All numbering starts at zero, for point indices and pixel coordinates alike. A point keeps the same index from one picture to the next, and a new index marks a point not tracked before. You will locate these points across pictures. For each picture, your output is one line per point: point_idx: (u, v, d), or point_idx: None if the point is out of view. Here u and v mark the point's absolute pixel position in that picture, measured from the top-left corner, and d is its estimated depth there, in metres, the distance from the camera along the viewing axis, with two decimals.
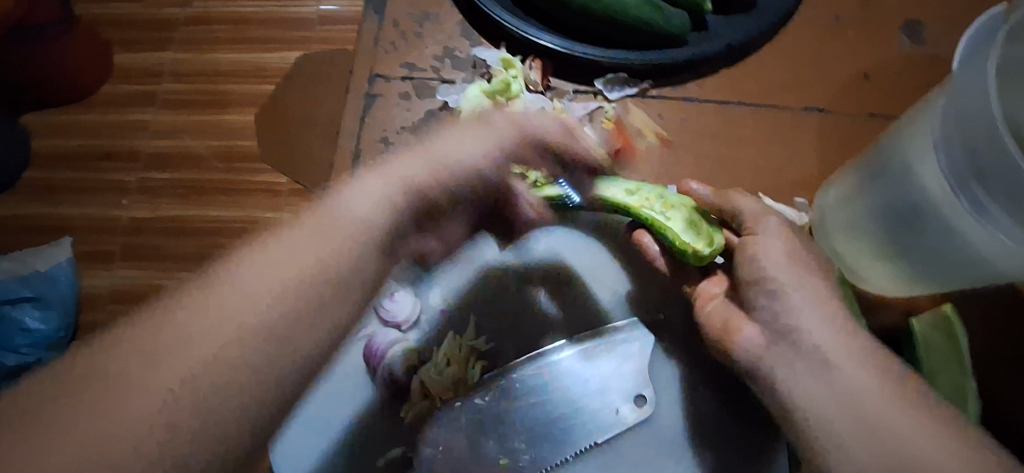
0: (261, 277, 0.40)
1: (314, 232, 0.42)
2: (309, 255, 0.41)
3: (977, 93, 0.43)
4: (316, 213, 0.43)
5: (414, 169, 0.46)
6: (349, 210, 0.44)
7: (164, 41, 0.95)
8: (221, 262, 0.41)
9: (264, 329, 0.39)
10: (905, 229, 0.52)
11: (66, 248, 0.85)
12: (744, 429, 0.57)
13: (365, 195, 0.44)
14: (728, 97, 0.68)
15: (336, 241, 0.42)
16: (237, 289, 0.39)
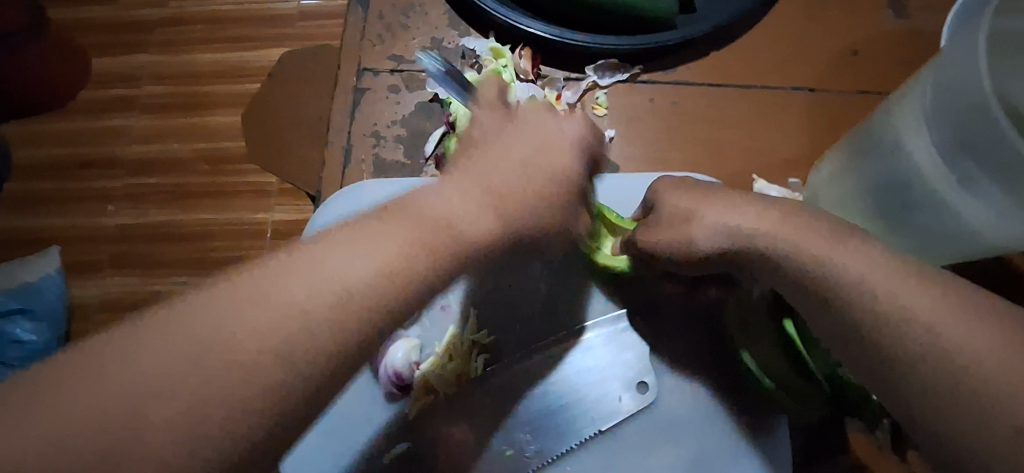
0: (335, 258, 0.38)
1: (405, 223, 0.40)
2: (377, 246, 0.39)
3: (967, 72, 0.43)
4: (399, 210, 0.41)
5: (505, 155, 0.45)
6: (426, 207, 0.41)
7: (141, 44, 0.92)
8: (268, 270, 0.38)
9: (369, 276, 0.38)
10: (898, 207, 0.52)
11: (54, 258, 0.82)
12: (746, 408, 0.57)
13: (452, 193, 0.42)
14: (717, 78, 0.67)
15: (462, 196, 0.42)
16: (301, 289, 0.37)
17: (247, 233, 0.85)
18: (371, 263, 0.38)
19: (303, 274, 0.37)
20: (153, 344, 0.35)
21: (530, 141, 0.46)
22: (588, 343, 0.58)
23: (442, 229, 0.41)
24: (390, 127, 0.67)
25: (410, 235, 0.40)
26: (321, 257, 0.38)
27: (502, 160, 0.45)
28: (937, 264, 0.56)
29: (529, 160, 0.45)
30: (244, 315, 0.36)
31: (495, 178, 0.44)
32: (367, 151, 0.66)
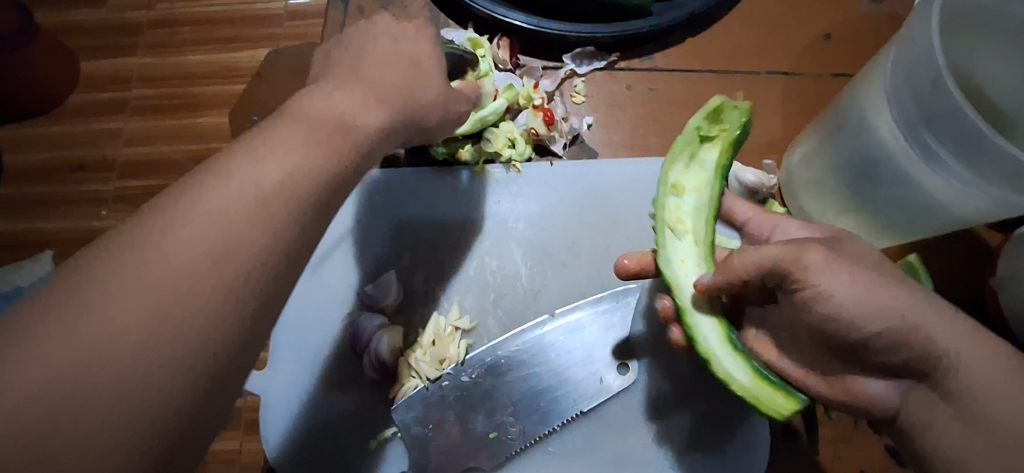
0: (231, 182, 0.35)
1: (296, 137, 0.38)
2: (267, 166, 0.36)
3: (925, 45, 0.44)
4: (283, 125, 0.39)
5: (363, 62, 0.44)
6: (319, 107, 0.40)
7: (127, 47, 0.92)
8: (144, 226, 0.33)
9: (279, 180, 0.36)
10: (867, 183, 0.54)
11: (47, 262, 0.83)
12: (721, 391, 0.58)
13: (332, 106, 0.41)
14: (694, 65, 0.68)
15: (351, 97, 0.42)
16: (185, 248, 0.33)
17: None
18: (269, 166, 0.36)
19: (187, 220, 0.33)
20: (102, 284, 0.31)
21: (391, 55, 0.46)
22: (568, 327, 0.58)
23: (335, 135, 0.39)
24: None
25: (305, 139, 0.38)
26: (213, 181, 0.35)
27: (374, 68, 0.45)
28: (908, 239, 0.57)
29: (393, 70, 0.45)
30: (119, 296, 0.31)
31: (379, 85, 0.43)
32: None
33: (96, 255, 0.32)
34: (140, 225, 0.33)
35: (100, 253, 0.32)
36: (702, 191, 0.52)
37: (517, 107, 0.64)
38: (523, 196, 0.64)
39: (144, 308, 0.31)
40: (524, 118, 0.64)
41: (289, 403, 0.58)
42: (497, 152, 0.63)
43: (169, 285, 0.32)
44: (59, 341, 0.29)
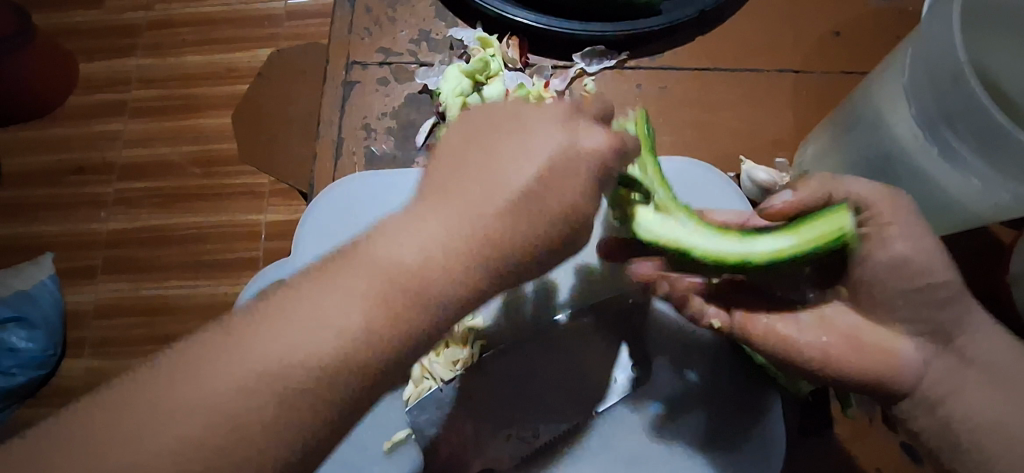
0: (353, 286, 0.34)
1: (431, 234, 0.36)
2: (398, 263, 0.35)
3: (944, 42, 0.44)
4: (423, 216, 0.37)
5: (519, 142, 0.40)
6: (383, 248, 0.36)
7: (128, 48, 0.91)
8: (262, 312, 0.34)
9: (393, 290, 0.35)
10: (883, 179, 0.54)
11: (47, 266, 0.82)
12: (735, 389, 0.58)
13: (478, 195, 0.38)
14: (704, 62, 0.68)
15: (432, 233, 0.36)
16: (288, 344, 0.33)
17: (240, 234, 0.84)
18: (332, 302, 0.34)
19: (297, 320, 0.33)
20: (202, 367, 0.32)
21: (529, 155, 0.39)
22: (579, 329, 0.59)
23: (469, 241, 0.36)
24: (381, 120, 0.67)
25: (360, 282, 0.35)
26: (299, 294, 0.34)
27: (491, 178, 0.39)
28: (924, 235, 0.57)
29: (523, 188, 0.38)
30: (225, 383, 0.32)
31: (468, 213, 0.37)
32: (358, 145, 0.66)
33: (210, 340, 0.33)
34: (250, 314, 0.34)
35: (216, 336, 0.33)
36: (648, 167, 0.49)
37: None
38: None
39: (245, 394, 0.32)
40: None
41: None
42: None
43: (265, 377, 0.32)
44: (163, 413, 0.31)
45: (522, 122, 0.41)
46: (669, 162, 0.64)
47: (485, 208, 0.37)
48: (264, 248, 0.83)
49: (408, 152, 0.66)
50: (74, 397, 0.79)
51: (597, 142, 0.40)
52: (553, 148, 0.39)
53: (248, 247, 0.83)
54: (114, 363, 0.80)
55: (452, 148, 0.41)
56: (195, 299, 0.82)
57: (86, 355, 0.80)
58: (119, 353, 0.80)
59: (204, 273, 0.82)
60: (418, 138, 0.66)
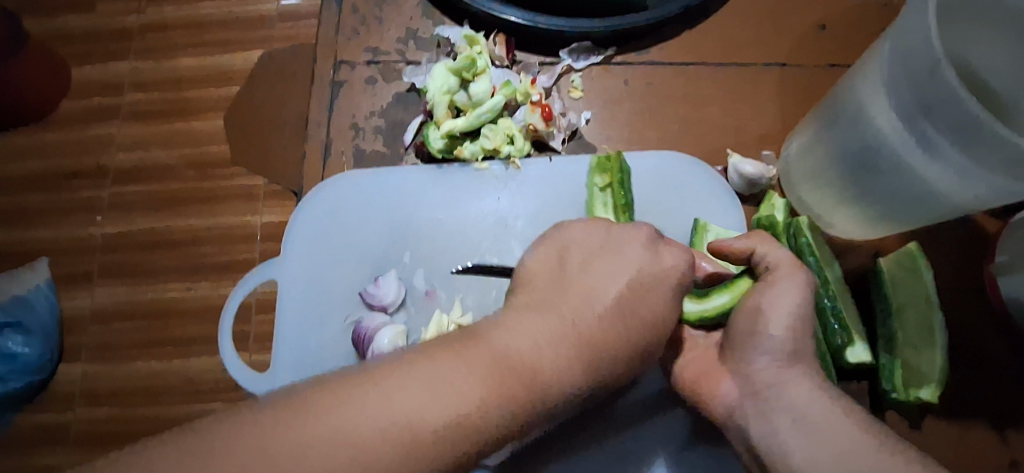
0: (454, 366, 0.41)
1: (539, 325, 0.44)
2: (509, 342, 0.43)
3: (921, 34, 0.44)
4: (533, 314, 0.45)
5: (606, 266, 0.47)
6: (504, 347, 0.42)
7: (120, 52, 0.90)
8: (368, 383, 0.39)
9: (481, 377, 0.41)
10: (866, 172, 0.54)
11: (43, 271, 0.82)
12: None
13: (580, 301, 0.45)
14: (691, 58, 0.68)
15: (542, 337, 0.43)
16: (382, 413, 0.38)
17: (236, 236, 0.82)
18: (458, 384, 0.40)
19: (394, 392, 0.39)
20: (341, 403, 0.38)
21: (622, 272, 0.47)
22: None
23: (567, 337, 0.43)
24: (368, 119, 0.67)
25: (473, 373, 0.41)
26: (408, 374, 0.40)
27: (594, 296, 0.46)
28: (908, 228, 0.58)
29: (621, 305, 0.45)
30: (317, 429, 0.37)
31: (573, 325, 0.44)
32: (347, 144, 0.67)
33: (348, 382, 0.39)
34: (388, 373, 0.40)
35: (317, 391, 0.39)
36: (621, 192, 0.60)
37: (515, 103, 0.65)
38: (521, 191, 0.63)
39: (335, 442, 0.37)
40: (523, 115, 0.65)
41: None
42: (495, 148, 0.63)
43: (355, 433, 0.37)
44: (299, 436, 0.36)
45: (609, 240, 0.49)
46: (657, 156, 0.64)
47: (587, 323, 0.44)
48: (259, 249, 0.82)
49: (397, 150, 0.67)
50: (72, 403, 0.78)
51: (678, 259, 0.48)
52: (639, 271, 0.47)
53: (245, 249, 0.82)
54: (111, 368, 0.79)
55: (547, 261, 0.49)
56: (190, 302, 0.80)
57: (83, 360, 0.79)
58: (114, 357, 0.79)
59: (199, 275, 0.81)
60: (406, 136, 0.66)
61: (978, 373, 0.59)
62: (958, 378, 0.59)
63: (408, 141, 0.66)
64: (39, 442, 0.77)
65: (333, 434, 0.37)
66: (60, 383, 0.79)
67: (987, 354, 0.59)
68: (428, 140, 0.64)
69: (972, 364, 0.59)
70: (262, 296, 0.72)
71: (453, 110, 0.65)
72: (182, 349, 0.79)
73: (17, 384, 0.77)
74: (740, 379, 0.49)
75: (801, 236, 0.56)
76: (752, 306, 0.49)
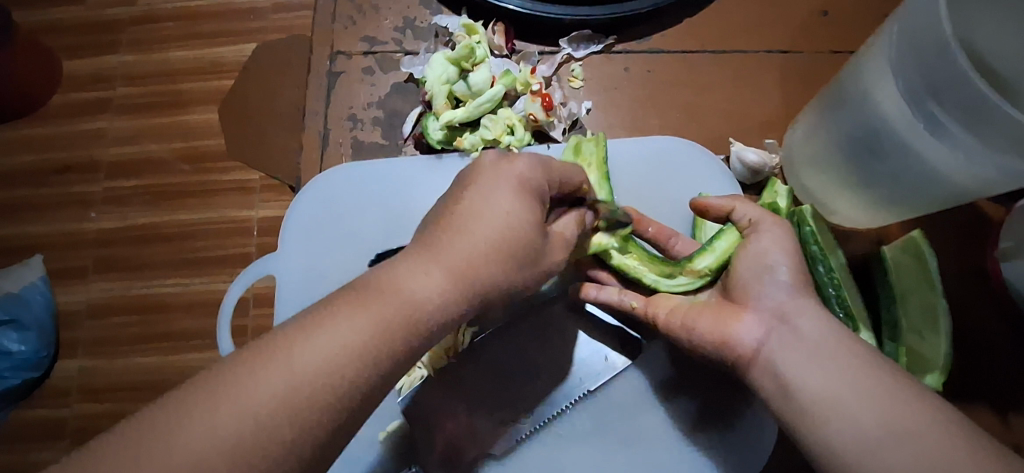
0: (348, 322, 0.38)
1: (437, 267, 0.41)
2: (412, 284, 0.40)
3: (930, 16, 0.44)
4: (429, 245, 0.42)
5: (471, 198, 0.43)
6: (399, 290, 0.40)
7: (111, 45, 0.89)
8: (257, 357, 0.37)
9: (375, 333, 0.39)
10: (872, 157, 0.54)
11: (38, 267, 0.81)
12: (723, 386, 0.58)
13: (468, 236, 0.42)
14: (692, 45, 0.68)
15: (427, 274, 0.41)
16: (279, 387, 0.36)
17: (233, 230, 0.81)
18: (348, 337, 0.38)
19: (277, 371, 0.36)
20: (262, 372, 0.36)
21: (489, 201, 0.43)
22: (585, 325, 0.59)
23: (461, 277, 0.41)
24: (366, 110, 0.66)
25: (372, 326, 0.39)
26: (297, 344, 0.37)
27: (473, 223, 0.43)
28: (912, 214, 0.58)
29: (495, 226, 0.43)
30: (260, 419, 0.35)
31: (454, 253, 0.42)
32: (345, 135, 0.66)
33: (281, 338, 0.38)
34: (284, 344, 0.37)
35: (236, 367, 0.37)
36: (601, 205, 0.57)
37: (515, 93, 0.64)
38: None
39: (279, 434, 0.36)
40: (522, 105, 0.64)
41: None
42: (495, 138, 0.62)
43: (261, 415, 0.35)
44: (235, 403, 0.35)
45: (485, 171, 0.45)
46: (661, 141, 0.63)
47: (464, 260, 0.42)
48: (256, 243, 0.81)
49: (395, 141, 0.66)
50: (69, 400, 0.77)
51: (528, 167, 0.45)
52: (504, 203, 0.43)
53: (242, 243, 0.81)
54: (109, 364, 0.78)
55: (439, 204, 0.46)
56: (188, 296, 0.80)
57: (80, 357, 0.78)
58: (111, 354, 0.78)
59: (197, 270, 0.80)
60: (404, 127, 0.66)
61: (982, 360, 0.59)
62: (961, 366, 0.59)
63: (406, 132, 0.65)
64: (38, 438, 0.76)
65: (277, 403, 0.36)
66: (57, 380, 0.78)
67: (990, 341, 0.59)
68: (428, 131, 0.63)
69: (976, 352, 0.59)
70: (259, 291, 0.72)
71: (452, 101, 0.64)
72: (179, 345, 0.78)
73: (12, 381, 0.76)
74: (761, 310, 0.47)
75: (804, 225, 0.56)
76: (758, 248, 0.50)
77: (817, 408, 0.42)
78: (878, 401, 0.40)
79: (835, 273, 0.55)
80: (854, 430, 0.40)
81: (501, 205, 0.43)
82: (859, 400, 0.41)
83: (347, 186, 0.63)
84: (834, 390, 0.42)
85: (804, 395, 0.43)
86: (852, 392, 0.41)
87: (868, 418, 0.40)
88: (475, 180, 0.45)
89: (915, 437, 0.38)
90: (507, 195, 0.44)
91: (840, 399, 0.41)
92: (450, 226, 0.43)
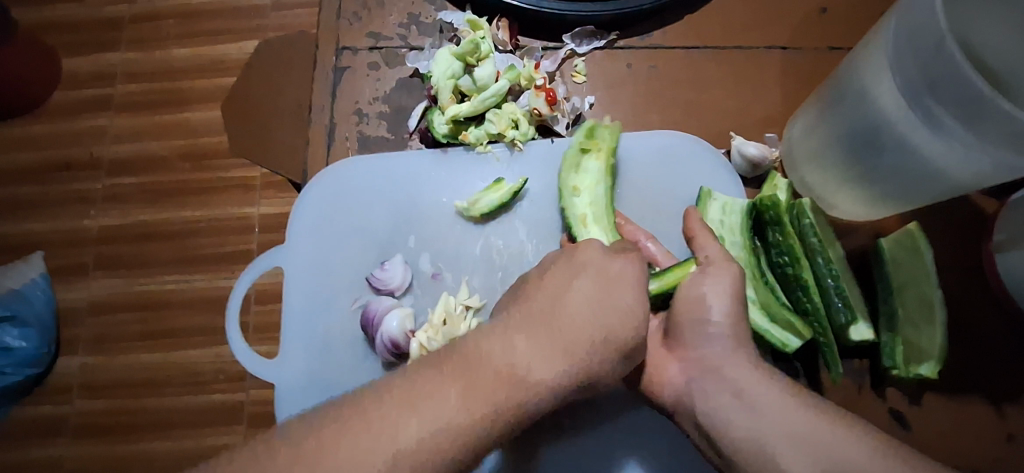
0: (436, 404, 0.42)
1: (546, 344, 0.45)
2: (517, 361, 0.44)
3: (927, 14, 0.45)
4: (527, 319, 0.46)
5: (569, 281, 0.48)
6: (494, 359, 0.44)
7: (113, 42, 0.89)
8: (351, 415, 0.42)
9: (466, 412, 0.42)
10: (869, 153, 0.55)
11: (38, 264, 0.81)
12: None
13: (574, 316, 0.46)
14: (693, 42, 0.69)
15: (530, 351, 0.44)
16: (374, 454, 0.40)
17: (234, 227, 0.82)
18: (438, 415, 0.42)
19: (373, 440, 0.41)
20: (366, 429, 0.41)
21: (590, 285, 0.47)
22: None
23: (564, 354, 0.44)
24: (371, 105, 0.67)
25: (458, 405, 0.42)
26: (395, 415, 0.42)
27: (573, 308, 0.46)
28: (909, 208, 0.59)
29: (597, 306, 0.46)
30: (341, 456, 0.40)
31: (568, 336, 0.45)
32: (350, 130, 0.67)
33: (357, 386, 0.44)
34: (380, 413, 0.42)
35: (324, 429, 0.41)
36: (595, 188, 0.60)
37: (519, 88, 0.65)
38: (528, 175, 0.63)
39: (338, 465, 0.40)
40: (527, 100, 0.65)
41: (299, 390, 0.60)
42: (500, 133, 0.63)
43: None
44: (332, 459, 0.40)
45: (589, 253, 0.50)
46: (665, 135, 0.64)
47: (573, 341, 0.45)
48: (258, 240, 0.82)
49: (401, 136, 0.67)
50: (71, 396, 0.78)
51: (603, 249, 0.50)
52: (600, 284, 0.47)
53: (244, 240, 0.82)
54: (110, 360, 0.79)
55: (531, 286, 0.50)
56: (189, 293, 0.80)
57: (81, 353, 0.79)
58: (112, 350, 0.79)
59: (199, 267, 0.81)
60: (410, 122, 0.66)
61: (977, 353, 0.60)
62: (956, 359, 0.60)
63: (412, 126, 0.66)
64: (39, 434, 0.77)
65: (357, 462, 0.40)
66: (58, 376, 0.79)
67: (986, 333, 0.61)
68: (434, 125, 0.64)
69: (972, 344, 0.60)
70: (263, 287, 0.72)
71: (457, 95, 0.65)
72: (180, 342, 0.79)
73: (13, 378, 0.77)
74: (695, 354, 0.50)
75: (803, 218, 0.57)
76: (697, 294, 0.50)
77: (747, 451, 0.45)
78: (805, 441, 0.43)
79: (834, 266, 0.56)
80: (779, 470, 0.43)
81: (591, 284, 0.47)
82: (789, 444, 0.43)
83: (355, 179, 0.64)
84: (759, 434, 0.45)
85: (738, 438, 0.45)
86: (785, 434, 0.44)
87: (793, 457, 0.43)
88: (574, 260, 0.49)
89: (846, 470, 0.42)
90: (601, 277, 0.48)
91: (766, 442, 0.44)
92: (547, 307, 0.47)
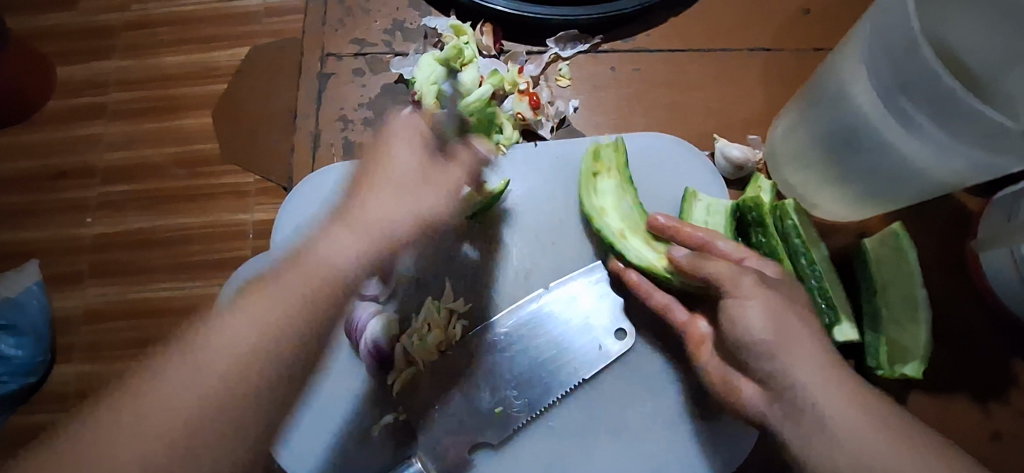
0: (232, 332, 0.43)
1: (348, 232, 0.45)
2: (343, 251, 0.44)
3: (899, 14, 0.45)
4: (332, 232, 0.45)
5: (388, 163, 0.47)
6: (326, 256, 0.44)
7: (106, 50, 0.89)
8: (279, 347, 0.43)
9: (251, 336, 0.43)
10: (848, 152, 0.55)
11: (34, 272, 0.81)
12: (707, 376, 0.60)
13: (373, 211, 0.45)
14: (677, 44, 0.69)
15: (354, 242, 0.45)
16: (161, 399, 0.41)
17: (228, 233, 0.82)
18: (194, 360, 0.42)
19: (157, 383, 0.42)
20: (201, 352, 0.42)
21: (405, 155, 0.47)
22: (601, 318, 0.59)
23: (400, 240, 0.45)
24: (357, 111, 0.67)
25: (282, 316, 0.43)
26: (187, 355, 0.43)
27: (379, 202, 0.46)
28: (891, 206, 0.59)
29: (418, 170, 0.47)
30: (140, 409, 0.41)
31: (375, 230, 0.45)
32: (336, 136, 0.67)
33: None
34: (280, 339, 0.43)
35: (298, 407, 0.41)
36: (621, 205, 0.61)
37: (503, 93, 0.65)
38: (513, 177, 0.64)
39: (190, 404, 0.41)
40: (510, 104, 0.65)
41: None
42: None
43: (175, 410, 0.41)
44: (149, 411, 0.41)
45: (397, 134, 0.48)
46: (653, 137, 0.64)
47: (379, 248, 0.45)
48: (251, 246, 0.82)
49: None
50: (66, 405, 0.78)
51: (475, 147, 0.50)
52: (403, 180, 0.46)
53: (237, 246, 0.82)
54: (105, 368, 0.79)
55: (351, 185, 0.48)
56: (184, 300, 0.80)
57: (76, 361, 0.79)
58: (106, 358, 0.79)
59: (192, 274, 0.81)
60: None
61: (968, 351, 0.60)
62: (947, 358, 0.60)
63: None
64: None
65: (167, 413, 0.41)
66: (53, 386, 0.78)
67: (976, 331, 0.61)
68: None
69: (963, 342, 0.60)
70: None
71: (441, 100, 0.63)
72: None
73: (11, 386, 0.77)
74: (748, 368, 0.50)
75: (787, 218, 0.57)
76: (740, 315, 0.49)
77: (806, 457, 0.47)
78: (858, 444, 0.46)
79: (817, 266, 0.56)
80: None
81: (406, 151, 0.47)
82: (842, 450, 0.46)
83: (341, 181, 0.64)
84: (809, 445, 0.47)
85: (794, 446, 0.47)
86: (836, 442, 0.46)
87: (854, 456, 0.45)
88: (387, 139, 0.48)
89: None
90: (401, 173, 0.46)
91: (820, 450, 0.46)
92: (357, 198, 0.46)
